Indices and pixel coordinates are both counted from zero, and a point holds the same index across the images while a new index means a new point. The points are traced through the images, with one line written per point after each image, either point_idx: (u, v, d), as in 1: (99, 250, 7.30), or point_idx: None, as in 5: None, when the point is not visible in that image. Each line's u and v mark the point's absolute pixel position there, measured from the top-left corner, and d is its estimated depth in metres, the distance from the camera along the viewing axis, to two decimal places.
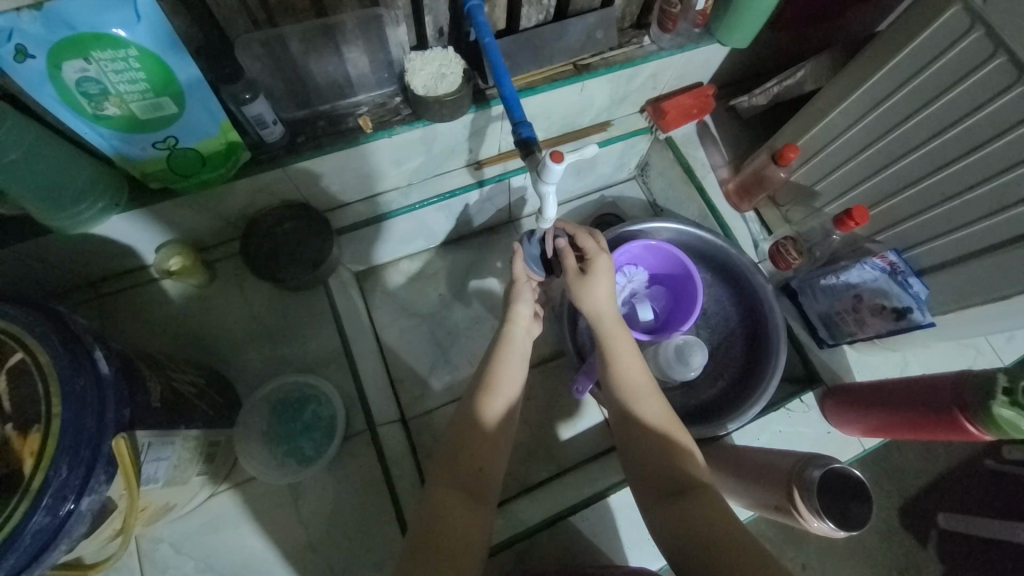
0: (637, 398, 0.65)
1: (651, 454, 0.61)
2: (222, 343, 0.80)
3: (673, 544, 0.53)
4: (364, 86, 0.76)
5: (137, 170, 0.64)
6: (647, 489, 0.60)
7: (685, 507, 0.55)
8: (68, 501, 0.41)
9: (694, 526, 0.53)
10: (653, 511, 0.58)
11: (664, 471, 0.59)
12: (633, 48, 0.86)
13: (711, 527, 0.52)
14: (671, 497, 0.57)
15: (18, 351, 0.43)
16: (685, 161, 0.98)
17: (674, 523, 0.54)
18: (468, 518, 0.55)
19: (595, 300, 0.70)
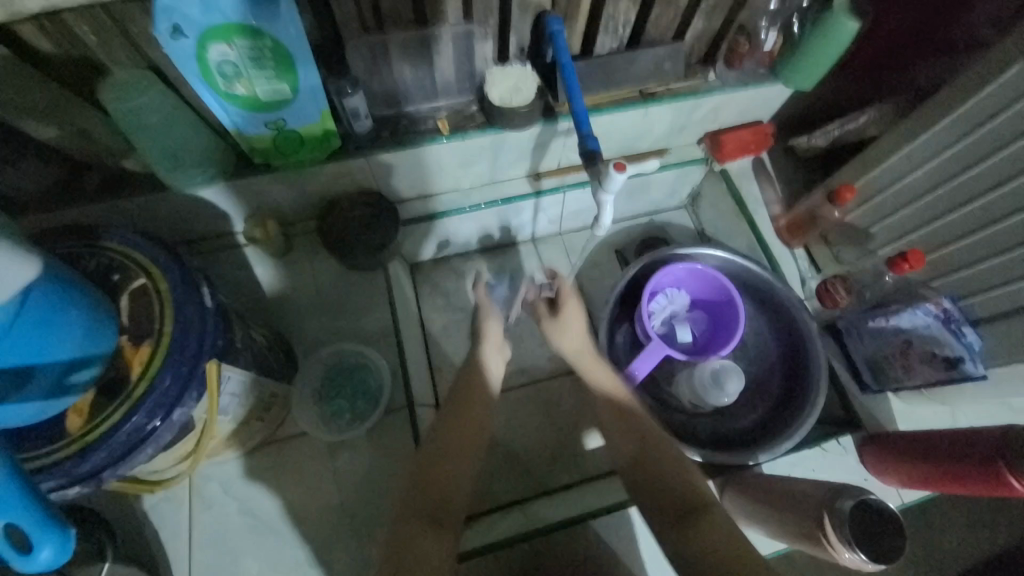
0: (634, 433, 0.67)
1: (657, 483, 0.62)
2: (287, 308, 0.88)
3: (688, 564, 0.54)
4: (446, 93, 0.83)
5: (247, 145, 0.73)
6: (659, 515, 0.60)
7: (694, 527, 0.56)
8: (157, 417, 0.47)
9: (707, 552, 0.53)
10: (666, 536, 0.58)
11: (667, 496, 0.61)
12: (698, 82, 0.90)
13: (725, 547, 0.52)
14: (682, 518, 0.58)
15: (142, 277, 0.51)
16: (738, 195, 1.01)
17: (691, 547, 0.54)
18: (423, 539, 0.56)
19: (565, 339, 0.76)
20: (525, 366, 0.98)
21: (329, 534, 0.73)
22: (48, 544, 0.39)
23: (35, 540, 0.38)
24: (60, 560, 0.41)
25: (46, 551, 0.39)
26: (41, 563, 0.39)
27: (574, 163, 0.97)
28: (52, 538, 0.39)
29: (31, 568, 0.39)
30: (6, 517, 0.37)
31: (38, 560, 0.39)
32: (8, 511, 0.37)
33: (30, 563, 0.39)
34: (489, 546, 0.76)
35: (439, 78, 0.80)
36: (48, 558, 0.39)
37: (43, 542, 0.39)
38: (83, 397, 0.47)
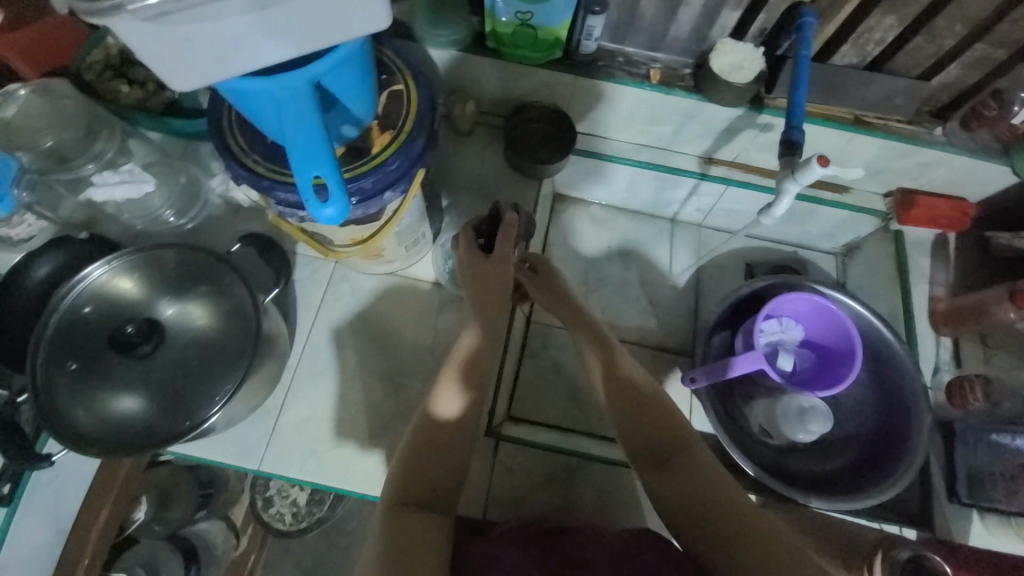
0: (618, 370, 0.70)
1: (637, 420, 0.67)
2: (448, 179, 0.98)
3: (673, 517, 0.60)
4: (670, 48, 0.87)
5: (491, 27, 0.83)
6: (643, 458, 0.65)
7: (678, 473, 0.62)
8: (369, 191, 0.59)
9: (699, 493, 0.59)
10: (650, 482, 0.63)
11: (653, 438, 0.65)
12: (921, 130, 0.86)
13: (705, 489, 0.59)
14: (664, 464, 0.63)
15: (399, 84, 0.64)
16: (903, 261, 0.97)
17: (675, 490, 0.60)
18: (414, 524, 0.58)
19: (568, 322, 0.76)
20: (616, 322, 1.02)
21: (415, 365, 0.85)
22: (335, 206, 0.53)
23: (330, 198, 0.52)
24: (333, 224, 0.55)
25: (333, 209, 0.53)
26: (327, 216, 0.53)
27: (752, 162, 0.98)
28: (343, 202, 0.52)
29: (320, 217, 0.53)
30: (317, 168, 0.51)
31: (324, 214, 0.53)
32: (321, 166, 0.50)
33: (319, 213, 0.53)
34: (530, 444, 0.85)
35: (674, 29, 0.84)
36: (330, 216, 0.53)
37: (335, 201, 0.52)
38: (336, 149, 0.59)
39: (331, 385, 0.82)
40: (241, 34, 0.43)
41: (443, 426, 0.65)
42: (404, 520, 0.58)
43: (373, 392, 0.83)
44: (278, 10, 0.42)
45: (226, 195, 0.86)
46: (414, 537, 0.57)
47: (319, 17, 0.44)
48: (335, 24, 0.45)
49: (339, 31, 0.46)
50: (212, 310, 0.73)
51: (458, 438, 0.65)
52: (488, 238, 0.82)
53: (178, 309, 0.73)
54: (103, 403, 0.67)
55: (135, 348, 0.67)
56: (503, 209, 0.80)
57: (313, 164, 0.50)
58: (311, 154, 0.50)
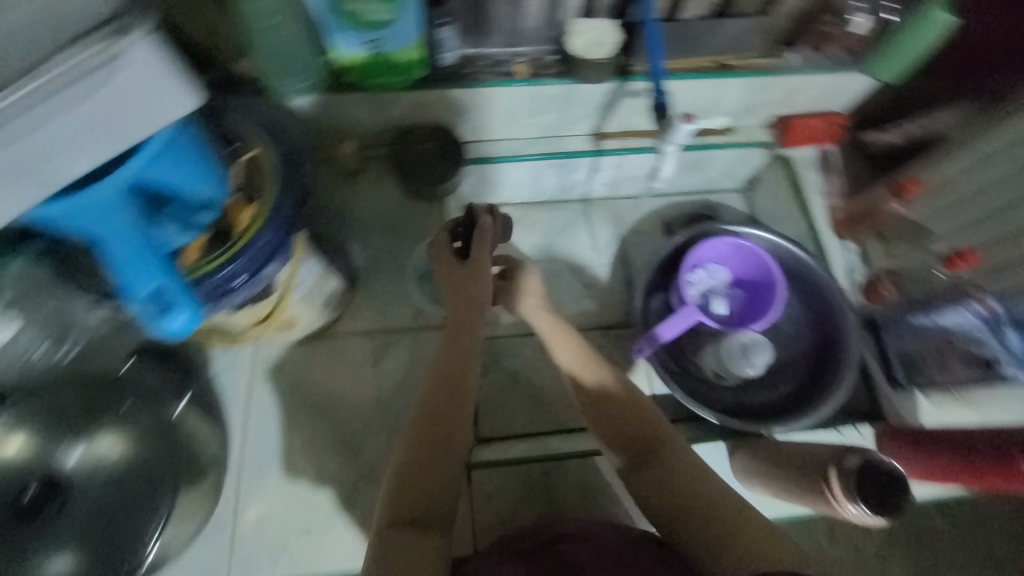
0: (586, 368, 0.71)
1: (612, 423, 0.67)
2: (352, 224, 0.94)
3: (653, 511, 0.61)
4: (529, 40, 0.87)
5: (343, 62, 0.80)
6: (620, 456, 0.65)
7: (655, 472, 0.62)
8: (246, 271, 0.56)
9: (678, 485, 0.60)
10: (630, 480, 0.63)
11: (629, 438, 0.65)
12: (778, 61, 0.91)
13: (682, 483, 0.60)
14: (642, 460, 0.64)
15: (256, 149, 0.61)
16: (796, 181, 1.02)
17: (657, 485, 0.61)
18: (409, 543, 0.55)
19: (533, 311, 0.76)
20: (558, 315, 1.02)
21: (367, 420, 0.82)
22: (183, 313, 0.52)
23: (174, 306, 0.51)
24: (189, 331, 0.53)
25: (181, 316, 0.51)
26: (175, 326, 0.52)
27: (640, 127, 1.00)
28: (188, 307, 0.51)
29: (169, 328, 0.52)
30: (151, 280, 0.50)
31: (174, 324, 0.52)
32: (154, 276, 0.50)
33: (168, 325, 0.51)
34: (503, 462, 0.84)
35: (526, 22, 0.83)
36: (181, 324, 0.52)
37: (181, 308, 0.51)
38: (196, 240, 0.55)
39: (286, 469, 0.78)
40: (38, 157, 0.43)
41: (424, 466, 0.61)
42: (397, 544, 0.55)
43: (329, 463, 0.79)
44: (49, 128, 0.43)
45: (99, 319, 0.72)
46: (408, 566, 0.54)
47: (100, 123, 0.45)
48: (121, 124, 0.46)
49: (129, 131, 0.47)
50: (127, 435, 0.71)
51: (451, 458, 0.61)
52: (465, 236, 0.77)
53: (87, 449, 0.69)
54: (34, 566, 0.63)
55: (40, 509, 0.65)
56: (479, 211, 0.77)
57: (147, 276, 0.50)
58: (139, 267, 0.49)
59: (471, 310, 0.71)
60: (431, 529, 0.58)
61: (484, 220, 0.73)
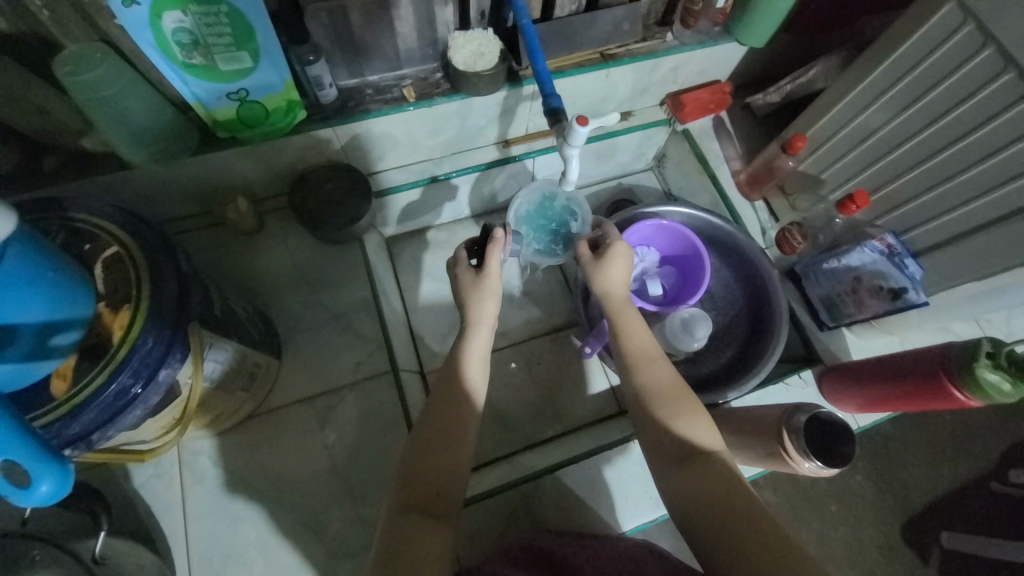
0: (643, 364, 0.68)
1: (660, 427, 0.64)
2: (265, 285, 0.87)
3: (680, 515, 0.58)
4: (410, 61, 0.83)
5: (210, 118, 0.73)
6: (658, 452, 0.63)
7: (691, 474, 0.59)
8: (136, 385, 0.49)
9: (707, 491, 0.57)
10: (664, 478, 0.61)
11: (670, 440, 0.62)
12: (657, 42, 0.93)
13: (714, 495, 0.57)
14: (681, 463, 0.61)
15: (114, 245, 0.53)
16: (699, 152, 1.06)
17: (687, 489, 0.59)
18: (421, 532, 0.55)
19: (607, 282, 0.74)
20: (504, 329, 1.00)
21: (323, 494, 0.76)
22: (48, 480, 0.41)
23: (35, 476, 0.41)
24: (56, 496, 0.43)
25: (47, 485, 0.41)
26: (39, 497, 0.42)
27: (542, 128, 1.00)
28: (55, 473, 0.41)
29: (29, 502, 0.41)
30: (3, 454, 0.39)
31: (36, 495, 0.41)
32: (4, 451, 0.38)
33: (29, 498, 0.41)
34: (479, 496, 0.80)
35: (401, 44, 0.80)
36: (46, 492, 0.42)
37: (44, 476, 0.41)
38: (63, 364, 0.48)
39: (241, 572, 0.71)
40: None
41: (427, 497, 0.58)
42: (410, 529, 0.55)
43: (291, 550, 0.73)
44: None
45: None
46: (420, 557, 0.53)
47: None
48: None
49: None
50: None
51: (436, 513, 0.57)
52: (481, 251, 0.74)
53: None
54: None
55: None
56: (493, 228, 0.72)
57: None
58: None
59: (467, 329, 0.69)
60: (441, 516, 0.57)
61: (495, 240, 0.68)
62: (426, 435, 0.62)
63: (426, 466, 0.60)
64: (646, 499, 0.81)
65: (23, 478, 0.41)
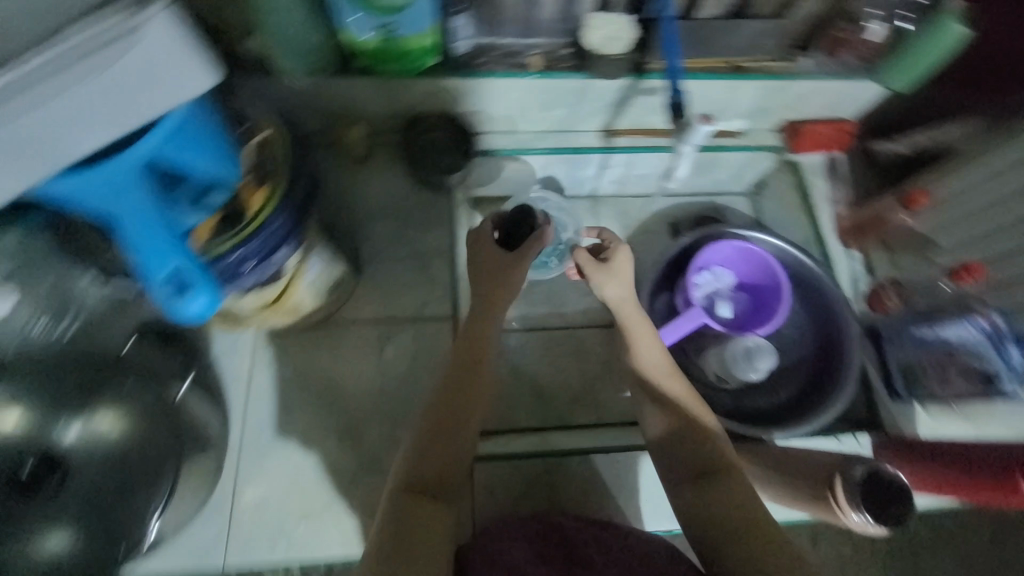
0: (660, 379, 0.71)
1: (675, 437, 0.67)
2: (358, 211, 0.93)
3: (693, 530, 0.60)
4: (544, 32, 0.86)
5: (356, 45, 0.78)
6: (676, 464, 0.65)
7: (708, 483, 0.62)
8: (252, 260, 0.54)
9: (723, 509, 0.59)
10: (679, 492, 0.64)
11: (689, 455, 0.65)
12: (792, 65, 0.90)
13: (730, 513, 0.59)
14: (697, 479, 0.63)
15: (267, 130, 0.59)
16: (804, 188, 1.03)
17: (705, 502, 0.60)
18: (429, 514, 0.58)
19: (614, 290, 0.73)
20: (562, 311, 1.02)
21: (368, 409, 0.81)
22: (202, 295, 0.50)
23: (193, 287, 0.50)
24: (207, 315, 0.52)
25: (201, 298, 0.50)
26: (195, 310, 0.50)
27: (651, 127, 1.00)
28: (206, 287, 0.50)
29: (188, 313, 0.50)
30: (171, 260, 0.49)
31: (193, 308, 0.50)
32: (176, 254, 0.49)
33: (189, 308, 0.50)
34: (505, 455, 0.85)
35: (542, 13, 0.82)
36: (200, 307, 0.50)
37: (200, 288, 0.50)
38: (207, 220, 0.54)
39: (280, 458, 0.77)
40: (54, 125, 0.42)
41: (428, 470, 0.62)
42: (417, 513, 0.58)
43: (331, 450, 0.78)
44: (52, 105, 0.41)
45: (108, 292, 0.73)
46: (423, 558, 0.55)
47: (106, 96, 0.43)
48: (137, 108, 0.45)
49: (152, 102, 0.46)
50: (126, 414, 0.67)
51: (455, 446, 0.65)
52: (507, 230, 0.78)
53: (82, 428, 0.64)
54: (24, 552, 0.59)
55: (40, 485, 0.62)
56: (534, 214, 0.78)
57: (164, 256, 0.49)
58: (155, 247, 0.48)
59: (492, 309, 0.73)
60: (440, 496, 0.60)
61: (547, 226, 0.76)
62: (446, 399, 0.67)
63: (439, 463, 0.62)
64: (665, 506, 0.83)
65: (185, 288, 0.50)
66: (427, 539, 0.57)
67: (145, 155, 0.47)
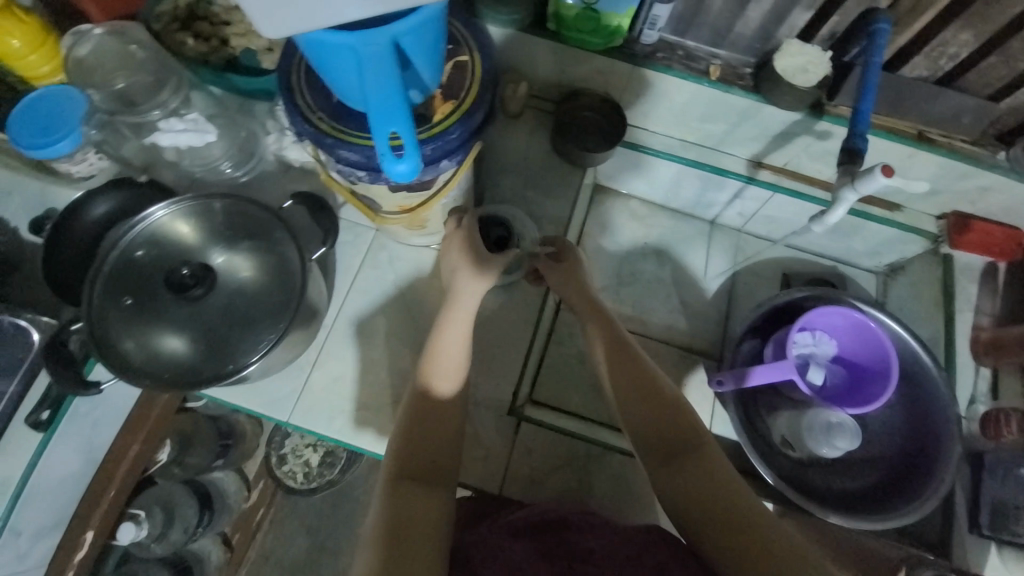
0: (647, 377, 0.72)
1: (651, 420, 0.69)
2: (492, 161, 0.99)
3: (680, 512, 0.62)
4: (732, 45, 0.85)
5: (555, 8, 0.82)
6: (659, 446, 0.67)
7: (682, 471, 0.64)
8: (435, 161, 0.65)
9: (702, 490, 0.62)
10: (660, 475, 0.65)
11: (664, 437, 0.68)
12: (985, 153, 0.83)
13: (707, 492, 0.61)
14: (674, 460, 0.65)
15: (467, 55, 0.67)
16: (948, 286, 0.95)
17: (680, 482, 0.63)
18: (416, 503, 0.60)
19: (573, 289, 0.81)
20: (645, 319, 1.02)
21: None
22: (408, 162, 0.58)
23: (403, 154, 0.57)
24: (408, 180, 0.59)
25: (408, 163, 0.57)
26: (401, 171, 0.58)
27: (801, 172, 0.96)
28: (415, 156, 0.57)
29: (395, 172, 0.58)
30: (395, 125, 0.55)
31: (398, 169, 0.58)
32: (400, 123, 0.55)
33: (396, 168, 0.57)
34: (551, 427, 0.87)
35: (738, 26, 0.82)
36: (403, 170, 0.58)
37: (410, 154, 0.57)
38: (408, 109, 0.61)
39: (359, 349, 0.84)
40: None
41: (442, 404, 0.69)
42: (403, 503, 0.60)
43: (403, 359, 0.85)
44: None
45: (281, 153, 0.88)
46: (413, 551, 0.56)
47: None
48: None
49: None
50: (261, 265, 0.76)
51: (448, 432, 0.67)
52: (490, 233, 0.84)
53: (227, 259, 0.75)
54: (152, 343, 0.69)
55: (190, 289, 0.69)
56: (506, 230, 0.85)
57: (393, 120, 0.54)
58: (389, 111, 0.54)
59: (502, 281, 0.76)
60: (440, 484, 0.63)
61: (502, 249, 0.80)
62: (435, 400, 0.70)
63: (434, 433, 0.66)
64: None
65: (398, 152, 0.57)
66: (427, 526, 0.58)
67: (394, 35, 0.50)
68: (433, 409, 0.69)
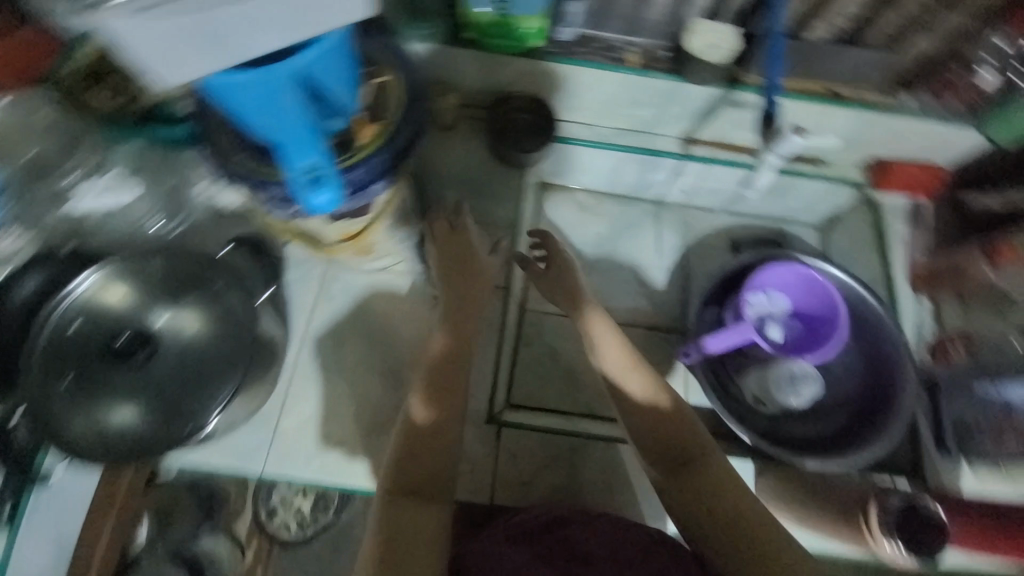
0: (630, 374, 0.70)
1: (648, 424, 0.66)
2: (435, 176, 0.99)
3: (685, 522, 0.61)
4: (646, 31, 0.88)
5: (469, 18, 0.83)
6: (659, 452, 0.64)
7: (688, 480, 0.62)
8: (364, 184, 0.63)
9: (708, 499, 0.60)
10: (664, 485, 0.63)
11: (665, 445, 0.64)
12: (893, 101, 0.89)
13: (711, 501, 0.60)
14: (677, 468, 0.63)
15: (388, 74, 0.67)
16: (880, 228, 1.01)
17: (683, 494, 0.61)
18: (413, 516, 0.60)
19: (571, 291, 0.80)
20: (609, 306, 1.04)
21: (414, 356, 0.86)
22: (328, 193, 0.59)
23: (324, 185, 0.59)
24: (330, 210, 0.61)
25: (328, 194, 0.59)
26: (323, 203, 0.59)
27: (732, 142, 1.00)
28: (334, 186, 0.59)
29: (315, 205, 0.59)
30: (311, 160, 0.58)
31: (319, 202, 0.59)
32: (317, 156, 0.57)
33: (316, 200, 0.59)
34: (530, 427, 0.87)
35: (649, 13, 0.85)
36: (325, 201, 0.59)
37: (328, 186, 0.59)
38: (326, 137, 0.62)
39: (329, 384, 0.83)
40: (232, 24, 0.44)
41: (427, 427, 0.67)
42: (400, 517, 0.60)
43: (376, 385, 0.84)
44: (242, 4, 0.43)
45: (212, 200, 0.88)
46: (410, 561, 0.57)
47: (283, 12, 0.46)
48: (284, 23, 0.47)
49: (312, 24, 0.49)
50: (204, 319, 0.73)
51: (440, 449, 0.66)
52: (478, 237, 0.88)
53: (171, 319, 0.72)
54: (96, 418, 0.66)
55: (133, 354, 0.69)
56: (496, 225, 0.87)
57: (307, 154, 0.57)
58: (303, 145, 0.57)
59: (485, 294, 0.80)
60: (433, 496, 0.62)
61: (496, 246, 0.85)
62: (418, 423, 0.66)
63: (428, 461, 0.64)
64: None
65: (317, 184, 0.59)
66: (422, 544, 0.59)
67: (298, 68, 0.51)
68: (431, 423, 0.68)
